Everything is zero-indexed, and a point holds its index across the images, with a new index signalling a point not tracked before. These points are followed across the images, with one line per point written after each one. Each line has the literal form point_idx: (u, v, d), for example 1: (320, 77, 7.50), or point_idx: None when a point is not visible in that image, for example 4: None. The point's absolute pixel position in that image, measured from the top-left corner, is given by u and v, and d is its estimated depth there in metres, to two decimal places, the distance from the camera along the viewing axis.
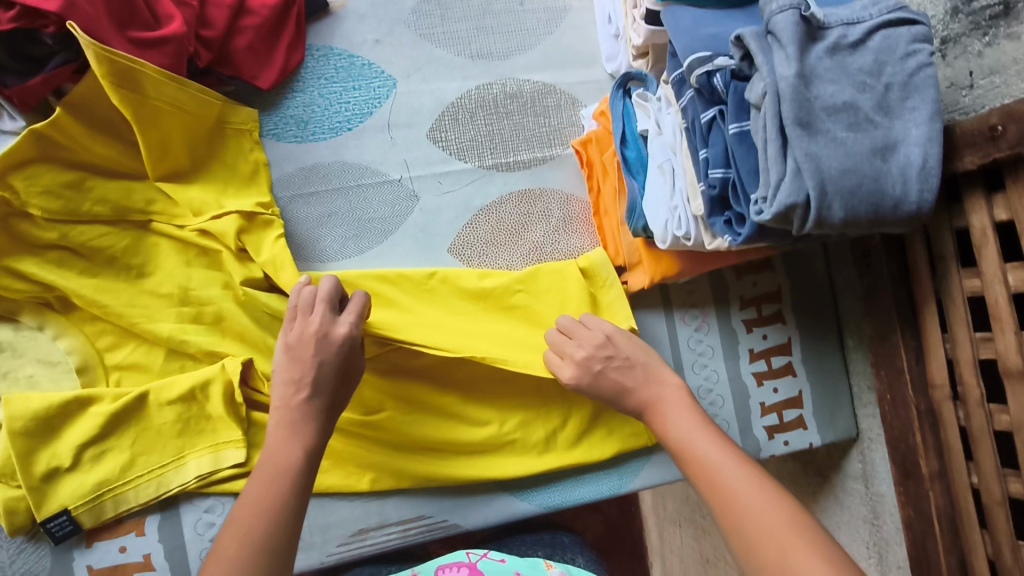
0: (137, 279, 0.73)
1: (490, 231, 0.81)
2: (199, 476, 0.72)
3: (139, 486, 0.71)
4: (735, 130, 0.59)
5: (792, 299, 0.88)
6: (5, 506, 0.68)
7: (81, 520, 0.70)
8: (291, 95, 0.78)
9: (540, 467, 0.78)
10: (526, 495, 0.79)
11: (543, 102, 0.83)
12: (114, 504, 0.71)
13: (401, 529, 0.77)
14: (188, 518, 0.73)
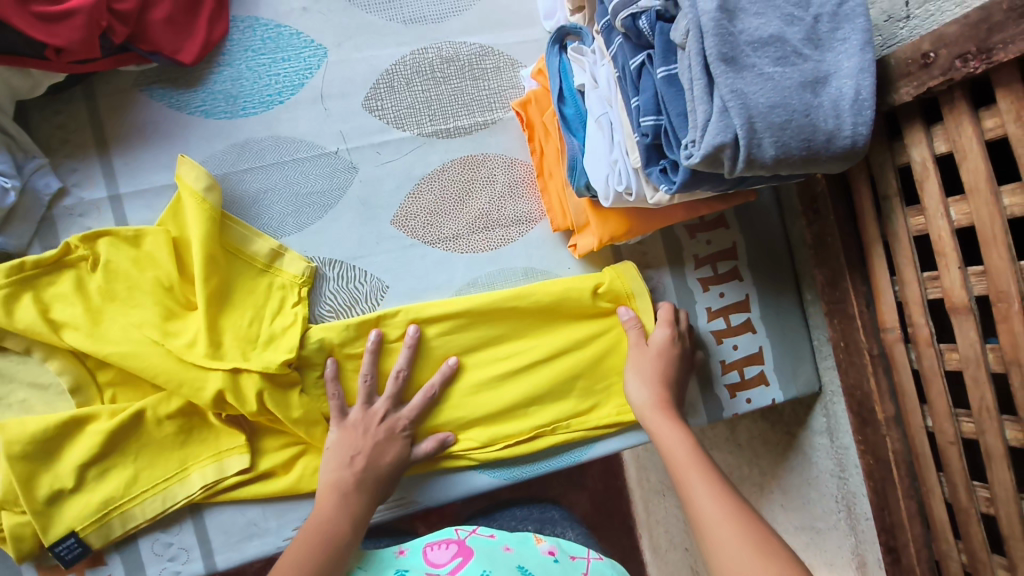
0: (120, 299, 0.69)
1: (434, 200, 0.79)
2: (205, 487, 0.70)
3: (148, 502, 0.69)
4: (663, 73, 0.57)
5: (747, 255, 0.86)
6: (10, 533, 0.65)
7: (89, 542, 0.67)
8: (217, 70, 0.75)
9: (542, 445, 0.76)
10: (526, 469, 0.77)
11: (481, 65, 0.81)
12: (125, 521, 0.68)
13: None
14: (145, 546, 0.71)
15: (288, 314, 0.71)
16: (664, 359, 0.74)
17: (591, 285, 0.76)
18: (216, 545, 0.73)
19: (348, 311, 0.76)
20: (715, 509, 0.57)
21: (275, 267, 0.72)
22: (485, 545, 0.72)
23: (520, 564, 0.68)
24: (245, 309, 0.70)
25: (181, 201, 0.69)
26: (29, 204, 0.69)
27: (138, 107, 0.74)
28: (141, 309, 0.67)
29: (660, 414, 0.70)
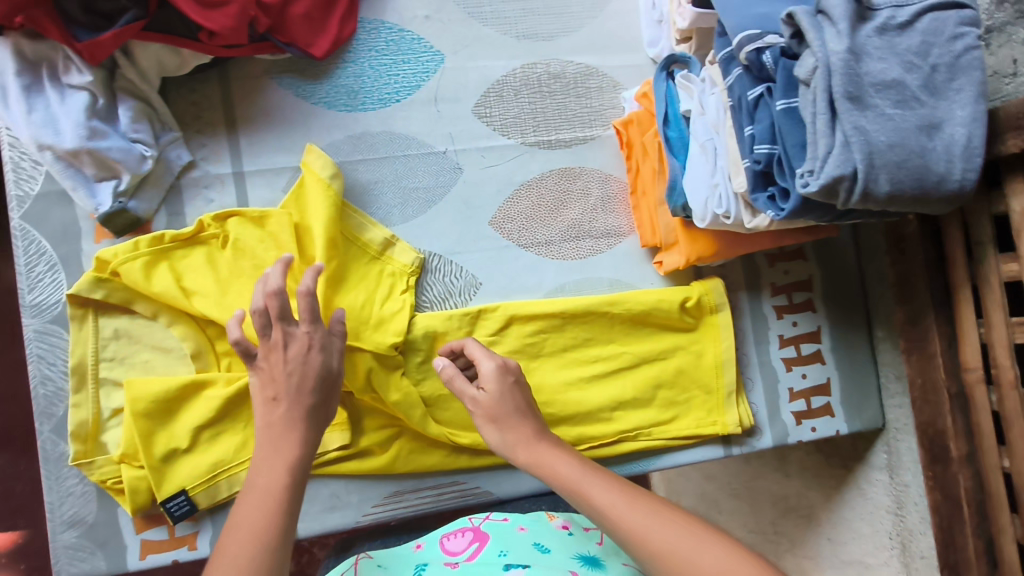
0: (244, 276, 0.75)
1: (531, 207, 0.83)
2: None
3: (254, 467, 0.74)
4: (783, 106, 0.60)
5: (823, 288, 0.89)
6: (129, 486, 0.70)
7: (196, 500, 0.72)
8: (342, 65, 0.79)
9: (618, 449, 0.83)
10: (604, 471, 0.84)
11: (585, 83, 0.85)
12: (229, 484, 0.73)
13: (435, 494, 0.80)
14: None
15: (394, 299, 0.77)
16: (504, 394, 0.66)
17: (685, 296, 0.83)
18: (299, 513, 0.77)
19: (443, 304, 0.81)
20: (633, 513, 0.54)
21: (387, 255, 0.78)
22: (500, 528, 0.73)
23: (536, 541, 0.71)
24: (358, 291, 0.76)
25: (305, 187, 0.75)
26: (161, 172, 0.74)
27: (267, 93, 0.78)
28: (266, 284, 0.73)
29: (487, 413, 0.65)
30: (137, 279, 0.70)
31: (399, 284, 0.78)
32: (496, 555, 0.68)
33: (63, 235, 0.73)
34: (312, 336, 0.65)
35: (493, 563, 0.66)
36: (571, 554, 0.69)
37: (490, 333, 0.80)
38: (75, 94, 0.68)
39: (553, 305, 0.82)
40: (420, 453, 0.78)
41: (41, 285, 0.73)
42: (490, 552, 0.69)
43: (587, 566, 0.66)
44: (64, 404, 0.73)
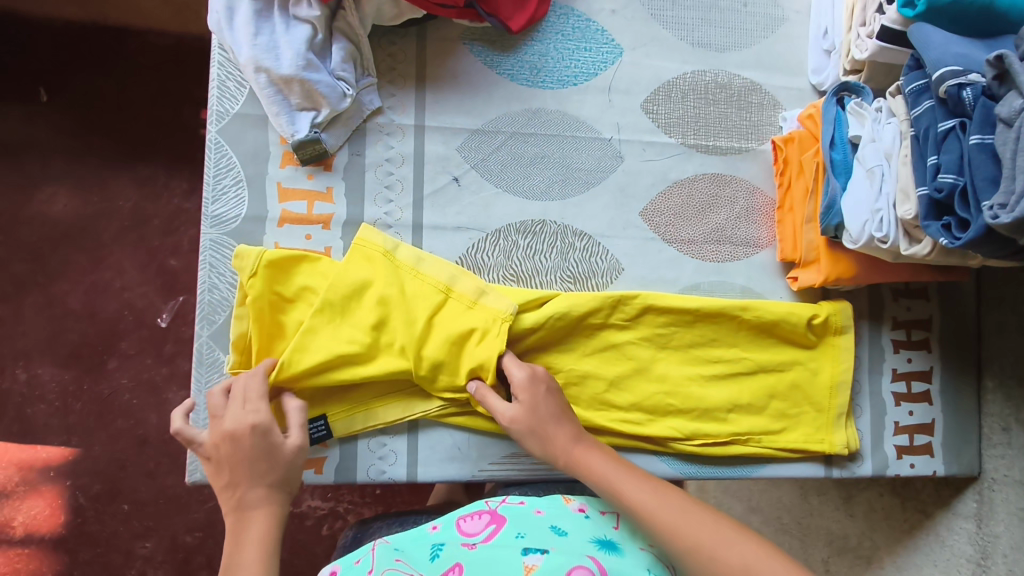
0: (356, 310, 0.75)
1: (680, 205, 0.86)
2: (441, 405, 0.77)
3: (391, 405, 0.77)
4: (977, 140, 0.63)
5: (940, 331, 0.92)
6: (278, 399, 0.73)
7: (334, 428, 0.75)
8: (530, 43, 0.84)
9: (729, 450, 0.83)
10: (710, 470, 0.85)
11: (747, 98, 0.89)
12: (365, 417, 0.76)
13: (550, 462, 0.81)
14: (362, 461, 0.77)
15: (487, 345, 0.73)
16: (537, 402, 0.71)
17: (813, 313, 0.84)
18: (421, 458, 0.78)
19: (586, 281, 0.83)
20: (669, 512, 0.62)
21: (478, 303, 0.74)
22: (517, 511, 0.74)
23: (553, 524, 0.72)
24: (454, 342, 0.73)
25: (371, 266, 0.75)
26: (353, 112, 0.78)
27: (459, 57, 0.83)
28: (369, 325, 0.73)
29: (528, 433, 0.70)
30: (284, 265, 0.73)
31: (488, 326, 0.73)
32: (513, 537, 0.69)
33: (253, 156, 0.77)
34: (260, 415, 0.66)
35: (512, 546, 0.67)
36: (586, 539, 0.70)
37: (627, 317, 0.82)
38: (299, 27, 0.73)
39: (687, 299, 0.83)
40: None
41: (225, 198, 0.77)
42: (506, 534, 0.70)
43: (604, 551, 0.68)
44: (226, 313, 0.75)
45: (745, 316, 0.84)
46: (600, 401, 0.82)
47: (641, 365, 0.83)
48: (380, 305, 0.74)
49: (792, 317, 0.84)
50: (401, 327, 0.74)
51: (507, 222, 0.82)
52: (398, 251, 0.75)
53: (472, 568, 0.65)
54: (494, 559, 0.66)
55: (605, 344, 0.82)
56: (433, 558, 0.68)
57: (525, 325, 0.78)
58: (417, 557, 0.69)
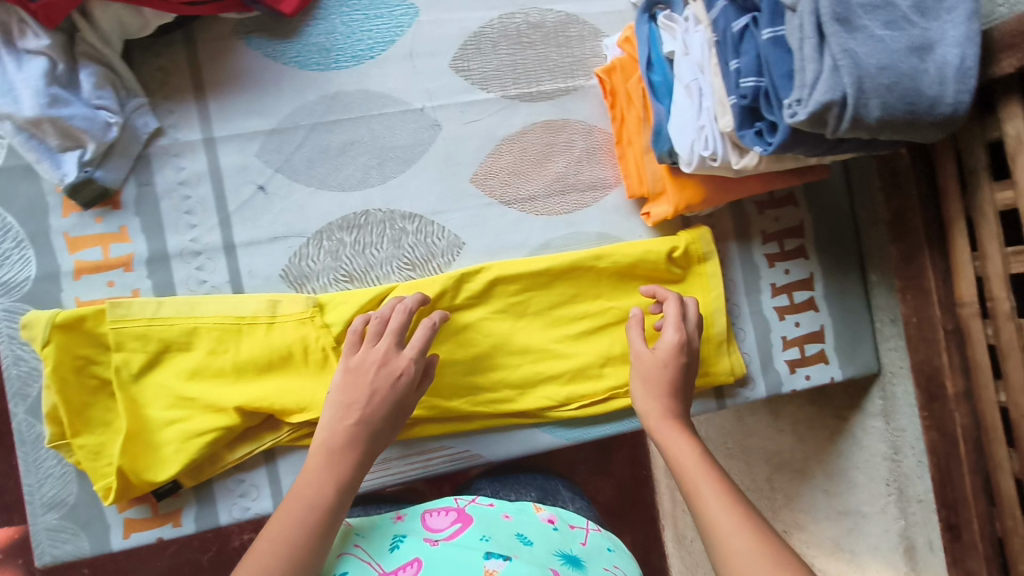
0: (165, 363, 0.70)
1: (514, 161, 0.80)
2: (290, 429, 0.73)
3: (237, 441, 0.73)
4: (769, 35, 0.58)
5: (814, 234, 0.88)
6: (106, 489, 0.68)
7: (180, 480, 0.71)
8: (312, 22, 0.76)
9: (612, 405, 0.80)
10: (596, 430, 0.82)
11: (565, 32, 0.82)
12: (212, 460, 0.72)
13: (428, 459, 0.78)
14: (222, 505, 0.74)
15: (319, 343, 0.73)
16: (666, 364, 0.71)
17: (672, 245, 0.80)
18: (285, 486, 0.75)
19: (425, 265, 0.78)
20: (723, 512, 0.58)
21: (277, 316, 0.72)
22: (483, 512, 0.75)
23: (519, 531, 0.72)
24: (275, 363, 0.72)
25: (144, 333, 0.69)
26: (128, 140, 0.71)
27: (236, 54, 0.75)
28: (198, 381, 0.70)
29: (649, 382, 0.71)
30: (77, 329, 0.68)
31: (309, 335, 0.72)
32: (477, 539, 0.69)
33: (30, 211, 0.71)
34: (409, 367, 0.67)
35: (476, 548, 0.67)
36: (551, 547, 0.71)
37: (475, 293, 0.77)
38: (32, 60, 0.65)
39: (535, 259, 0.78)
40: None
41: (8, 263, 0.70)
42: (471, 535, 0.70)
43: (567, 565, 0.68)
44: (38, 384, 0.70)
45: (591, 266, 0.79)
46: (466, 389, 0.77)
47: (501, 338, 0.78)
48: (187, 358, 0.71)
49: (651, 255, 0.80)
50: (216, 361, 0.71)
51: (328, 220, 0.76)
52: (162, 309, 0.70)
53: (431, 566, 0.64)
54: (456, 558, 0.65)
55: (458, 328, 0.77)
56: (393, 548, 0.68)
57: None
58: (378, 545, 0.69)
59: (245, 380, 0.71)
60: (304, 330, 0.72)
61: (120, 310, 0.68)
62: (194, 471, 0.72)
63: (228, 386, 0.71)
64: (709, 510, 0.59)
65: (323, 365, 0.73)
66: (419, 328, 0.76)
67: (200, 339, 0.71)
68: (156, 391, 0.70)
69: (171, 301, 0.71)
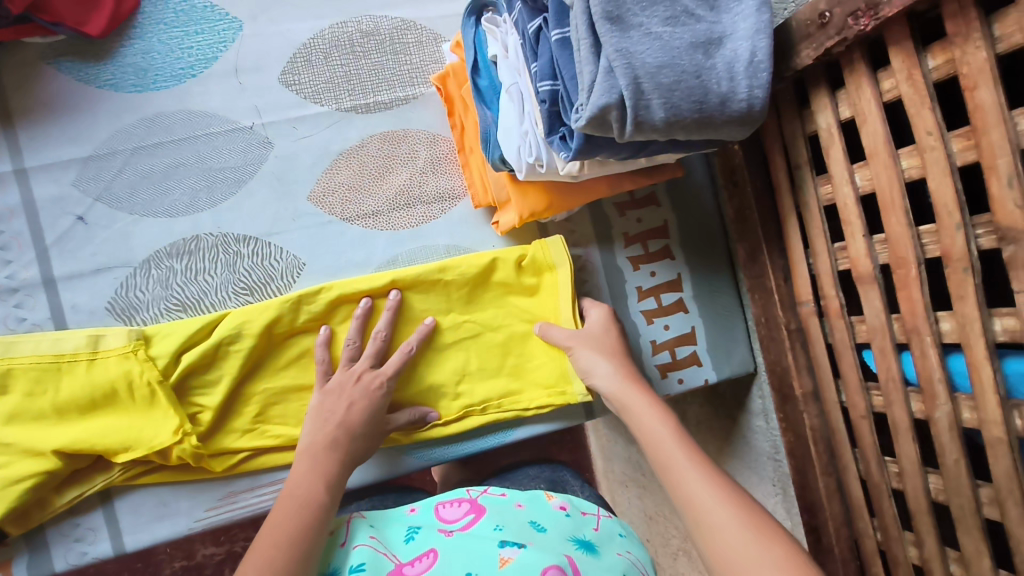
0: None
1: (353, 176, 0.78)
2: (122, 467, 0.70)
3: (66, 483, 0.69)
4: (557, 36, 0.56)
5: (679, 233, 0.85)
6: None
7: (4, 529, 0.66)
8: (127, 42, 0.74)
9: (469, 424, 0.77)
10: (457, 450, 0.78)
11: (402, 40, 0.80)
12: (40, 506, 0.68)
13: (272, 490, 0.74)
14: (57, 551, 0.70)
15: (143, 379, 0.68)
16: (609, 334, 0.74)
17: (520, 253, 0.77)
18: (124, 527, 0.71)
19: (262, 289, 0.75)
20: (698, 489, 0.53)
21: (99, 351, 0.68)
22: (495, 502, 0.65)
23: (533, 519, 0.63)
24: (101, 400, 0.68)
25: None
26: None
27: (46, 80, 0.72)
28: (19, 424, 0.66)
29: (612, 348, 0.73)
30: None
31: (134, 369, 0.68)
32: (491, 530, 0.59)
33: None
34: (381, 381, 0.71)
35: (488, 538, 0.58)
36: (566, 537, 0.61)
37: (316, 314, 0.73)
38: None
39: (378, 277, 0.75)
40: (228, 452, 0.72)
41: None
42: (484, 525, 0.61)
43: (581, 550, 0.58)
44: None
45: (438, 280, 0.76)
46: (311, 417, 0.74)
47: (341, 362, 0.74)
48: (4, 401, 0.66)
49: (502, 265, 0.77)
50: (37, 402, 0.67)
51: (154, 249, 0.73)
52: None
53: (446, 559, 0.55)
54: (471, 550, 0.56)
55: (300, 352, 0.74)
56: (407, 540, 0.60)
57: (192, 357, 0.69)
58: (390, 538, 0.61)
59: (69, 420, 0.68)
60: (129, 364, 0.68)
61: None
62: (21, 518, 0.67)
63: (52, 428, 0.67)
64: (687, 488, 0.53)
65: (150, 401, 0.69)
66: (257, 356, 0.72)
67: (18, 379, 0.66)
68: None
69: None
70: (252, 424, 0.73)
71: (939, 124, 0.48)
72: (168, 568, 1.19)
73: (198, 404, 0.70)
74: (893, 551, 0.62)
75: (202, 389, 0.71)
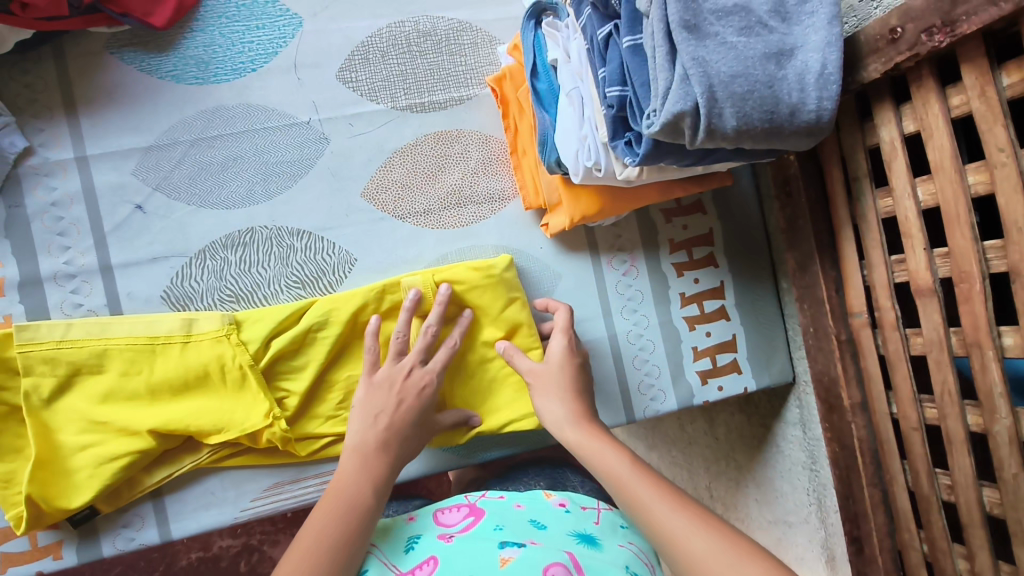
0: (76, 388, 0.67)
1: (407, 174, 0.78)
2: (211, 450, 0.71)
3: (154, 464, 0.71)
4: (629, 42, 0.57)
5: (723, 241, 0.85)
6: (16, 515, 0.65)
7: (96, 506, 0.69)
8: (190, 35, 0.75)
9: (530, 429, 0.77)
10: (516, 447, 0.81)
11: (458, 41, 0.81)
12: (130, 485, 0.70)
13: (313, 485, 0.75)
14: (104, 536, 0.71)
15: (235, 361, 0.69)
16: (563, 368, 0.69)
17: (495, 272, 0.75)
18: (171, 514, 0.72)
19: (315, 283, 0.76)
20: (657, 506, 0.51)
21: (193, 334, 0.68)
22: (496, 504, 0.66)
23: (532, 517, 0.64)
24: (194, 383, 0.69)
25: (53, 356, 0.66)
26: None
27: (110, 70, 0.73)
28: (115, 405, 0.68)
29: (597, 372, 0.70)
30: None
31: (226, 353, 0.69)
32: (491, 531, 0.60)
33: None
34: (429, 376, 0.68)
35: (489, 539, 0.59)
36: (567, 535, 0.62)
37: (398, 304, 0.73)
38: None
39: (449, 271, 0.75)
40: (313, 437, 0.73)
41: None
42: (485, 526, 0.62)
43: (583, 544, 0.60)
44: None
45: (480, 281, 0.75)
46: None
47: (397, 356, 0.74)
48: (99, 380, 0.67)
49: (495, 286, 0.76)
50: (132, 384, 0.68)
51: (210, 239, 0.74)
52: (71, 331, 0.66)
53: (450, 561, 0.56)
54: (472, 550, 0.57)
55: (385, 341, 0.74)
56: (407, 549, 0.60)
57: (281, 341, 0.70)
58: (391, 548, 0.61)
59: (162, 403, 0.69)
60: (221, 347, 0.69)
61: (28, 332, 0.65)
62: (114, 494, 0.69)
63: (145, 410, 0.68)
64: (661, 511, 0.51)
65: (241, 383, 0.70)
66: (341, 343, 0.73)
67: (114, 361, 0.67)
68: (66, 417, 0.67)
69: (82, 322, 0.67)
70: (336, 410, 0.73)
71: (1012, 141, 0.49)
72: (185, 559, 1.19)
73: (284, 389, 0.71)
74: (941, 563, 0.62)
75: (288, 374, 0.71)
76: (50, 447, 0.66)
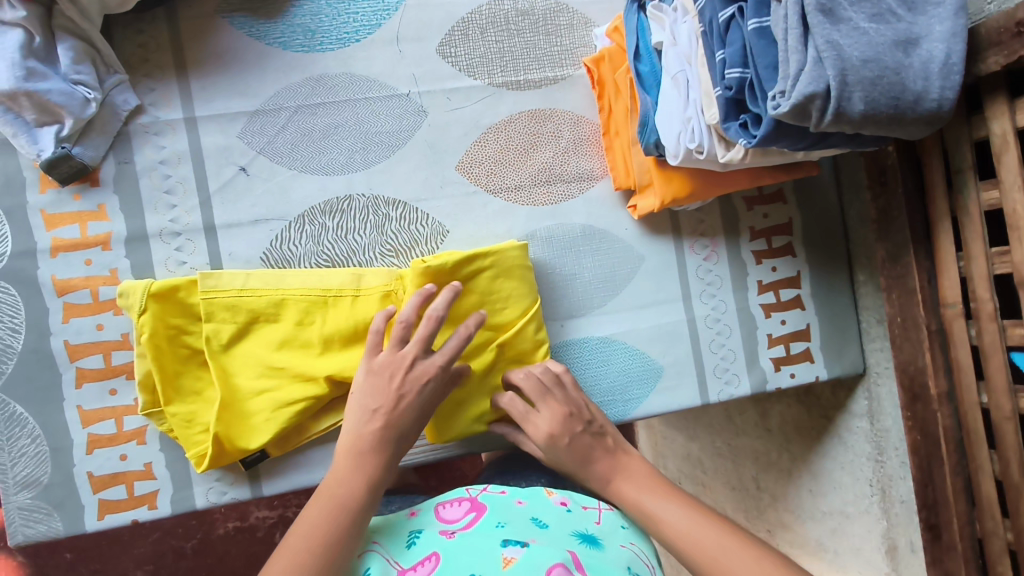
0: (254, 336, 0.72)
1: (500, 149, 0.80)
2: None
3: (321, 412, 0.74)
4: (755, 25, 0.58)
5: (802, 231, 0.87)
6: (197, 453, 0.70)
7: (267, 450, 0.73)
8: (298, 3, 0.76)
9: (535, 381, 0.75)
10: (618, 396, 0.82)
11: (554, 21, 0.82)
12: (299, 431, 0.74)
13: (424, 447, 0.77)
14: (199, 488, 0.73)
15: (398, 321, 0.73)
16: (559, 443, 0.68)
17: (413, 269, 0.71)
18: (264, 472, 0.75)
19: (408, 252, 0.78)
20: (688, 527, 0.59)
21: (360, 288, 0.72)
22: (497, 500, 0.66)
23: (535, 515, 0.64)
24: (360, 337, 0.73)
25: (235, 303, 0.70)
26: (107, 117, 0.70)
27: (219, 34, 0.74)
28: (290, 353, 0.72)
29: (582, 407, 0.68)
30: (169, 297, 0.69)
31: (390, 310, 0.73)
32: (493, 527, 0.61)
33: (7, 185, 0.70)
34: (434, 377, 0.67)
35: (492, 535, 0.59)
36: (569, 535, 0.61)
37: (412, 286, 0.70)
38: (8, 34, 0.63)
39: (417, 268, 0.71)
40: None
41: None
42: (486, 523, 0.62)
43: (585, 545, 0.60)
44: (12, 362, 0.70)
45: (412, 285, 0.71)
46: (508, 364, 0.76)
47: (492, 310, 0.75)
48: (276, 328, 0.72)
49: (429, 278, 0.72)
50: (305, 334, 0.72)
51: (310, 205, 0.75)
52: (251, 281, 0.70)
53: (451, 560, 0.56)
54: (475, 548, 0.57)
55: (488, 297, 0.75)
56: (409, 546, 0.60)
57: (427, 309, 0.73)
58: (393, 543, 0.61)
59: (337, 355, 0.73)
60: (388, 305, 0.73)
61: (213, 279, 0.69)
62: (283, 439, 0.73)
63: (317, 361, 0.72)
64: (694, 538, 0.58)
65: None
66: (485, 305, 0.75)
67: (290, 312, 0.71)
68: (245, 361, 0.71)
69: (257, 273, 0.71)
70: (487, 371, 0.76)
71: None
72: (222, 527, 1.20)
73: None
74: None
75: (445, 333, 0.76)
76: (229, 389, 0.70)
